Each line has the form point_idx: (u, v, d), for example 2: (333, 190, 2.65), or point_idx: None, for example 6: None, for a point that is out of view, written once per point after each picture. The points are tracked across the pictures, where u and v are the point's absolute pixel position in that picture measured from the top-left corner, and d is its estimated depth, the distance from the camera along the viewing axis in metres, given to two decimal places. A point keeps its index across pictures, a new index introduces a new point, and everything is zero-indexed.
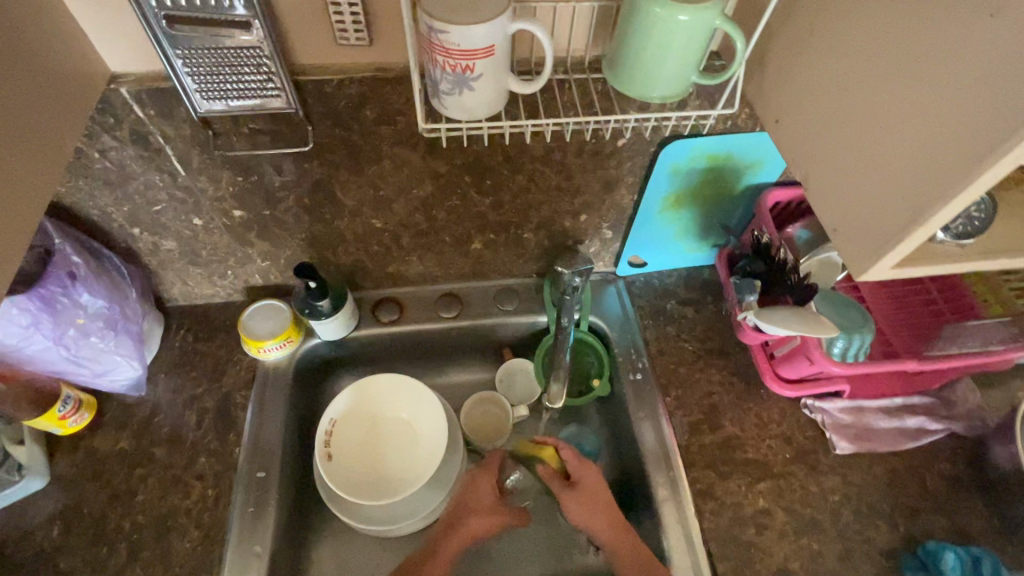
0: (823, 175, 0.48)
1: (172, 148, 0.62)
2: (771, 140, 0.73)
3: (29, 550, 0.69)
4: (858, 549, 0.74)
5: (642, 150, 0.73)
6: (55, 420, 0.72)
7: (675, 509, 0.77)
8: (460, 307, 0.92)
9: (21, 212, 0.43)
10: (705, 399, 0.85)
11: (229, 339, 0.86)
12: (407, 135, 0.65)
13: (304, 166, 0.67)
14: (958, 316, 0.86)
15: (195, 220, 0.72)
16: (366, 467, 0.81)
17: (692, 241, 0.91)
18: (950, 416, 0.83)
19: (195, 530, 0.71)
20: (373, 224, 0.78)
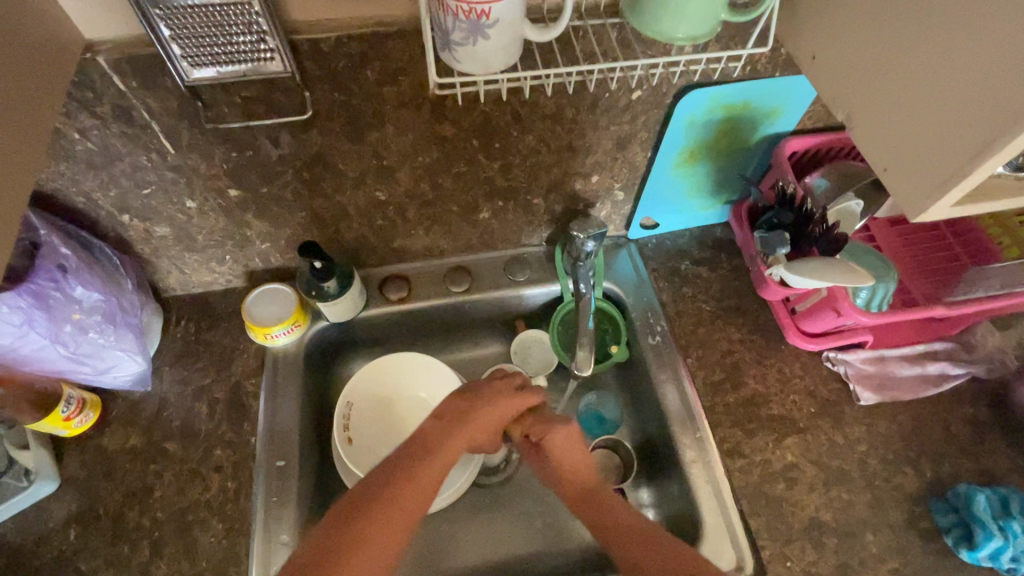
0: (869, 113, 0.45)
1: (158, 123, 0.57)
2: (790, 86, 0.70)
3: (47, 555, 0.67)
4: (887, 497, 0.74)
5: (657, 102, 0.69)
6: (59, 421, 0.69)
7: (704, 469, 0.76)
8: (470, 280, 0.89)
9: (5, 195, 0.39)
10: (726, 358, 0.84)
11: (233, 326, 0.83)
12: (411, 96, 0.61)
13: (302, 137, 0.63)
14: (974, 259, 0.85)
15: (188, 202, 0.68)
16: (386, 448, 0.80)
17: (705, 198, 0.88)
18: (971, 360, 0.82)
19: (218, 523, 0.69)
20: (376, 196, 0.74)
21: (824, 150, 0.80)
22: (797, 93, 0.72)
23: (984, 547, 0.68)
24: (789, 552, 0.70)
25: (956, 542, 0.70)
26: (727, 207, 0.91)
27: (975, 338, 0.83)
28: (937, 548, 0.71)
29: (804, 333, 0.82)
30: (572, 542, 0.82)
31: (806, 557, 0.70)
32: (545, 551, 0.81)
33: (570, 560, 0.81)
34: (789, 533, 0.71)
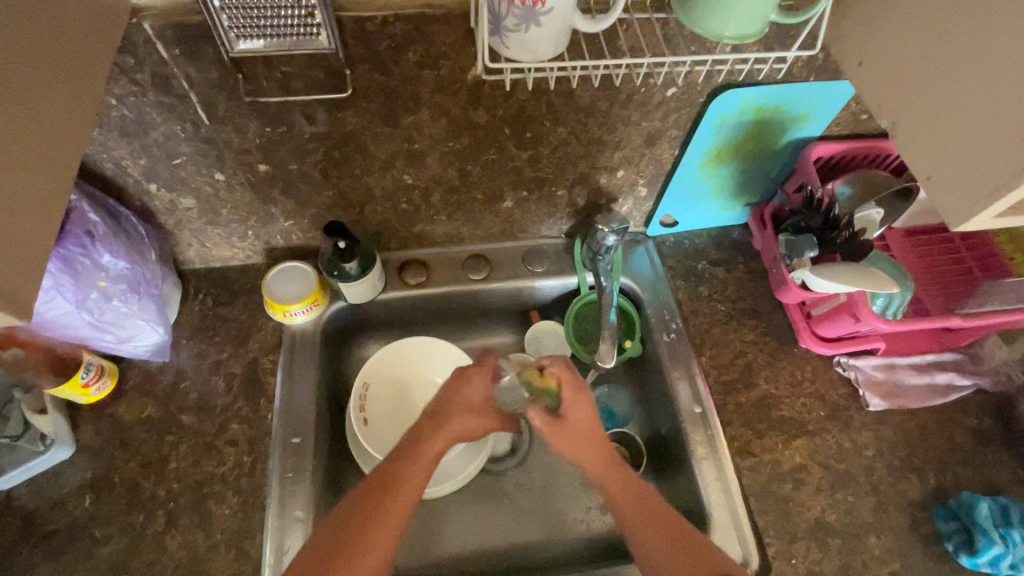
0: (914, 121, 0.46)
1: (197, 93, 0.57)
2: (823, 92, 0.71)
3: (62, 519, 0.67)
4: (892, 502, 0.75)
5: (691, 100, 0.70)
6: (77, 387, 0.69)
7: (714, 466, 0.77)
8: (488, 269, 0.90)
9: (54, 147, 0.37)
10: (739, 358, 0.85)
11: (250, 302, 0.83)
12: (450, 80, 0.61)
13: (337, 115, 0.62)
14: (986, 271, 0.87)
15: (217, 175, 0.68)
16: (400, 431, 0.80)
17: (726, 199, 0.89)
18: (978, 372, 0.84)
19: (233, 497, 0.69)
20: (403, 179, 0.74)
21: (848, 157, 0.81)
22: (829, 99, 0.72)
23: (985, 553, 0.69)
24: (795, 551, 0.72)
25: (956, 548, 0.71)
26: (746, 210, 0.91)
27: (984, 351, 0.84)
28: (938, 554, 0.72)
29: (818, 337, 0.82)
30: (578, 532, 0.83)
31: (810, 556, 0.71)
32: (551, 540, 0.82)
33: (575, 549, 0.82)
34: (795, 532, 0.73)
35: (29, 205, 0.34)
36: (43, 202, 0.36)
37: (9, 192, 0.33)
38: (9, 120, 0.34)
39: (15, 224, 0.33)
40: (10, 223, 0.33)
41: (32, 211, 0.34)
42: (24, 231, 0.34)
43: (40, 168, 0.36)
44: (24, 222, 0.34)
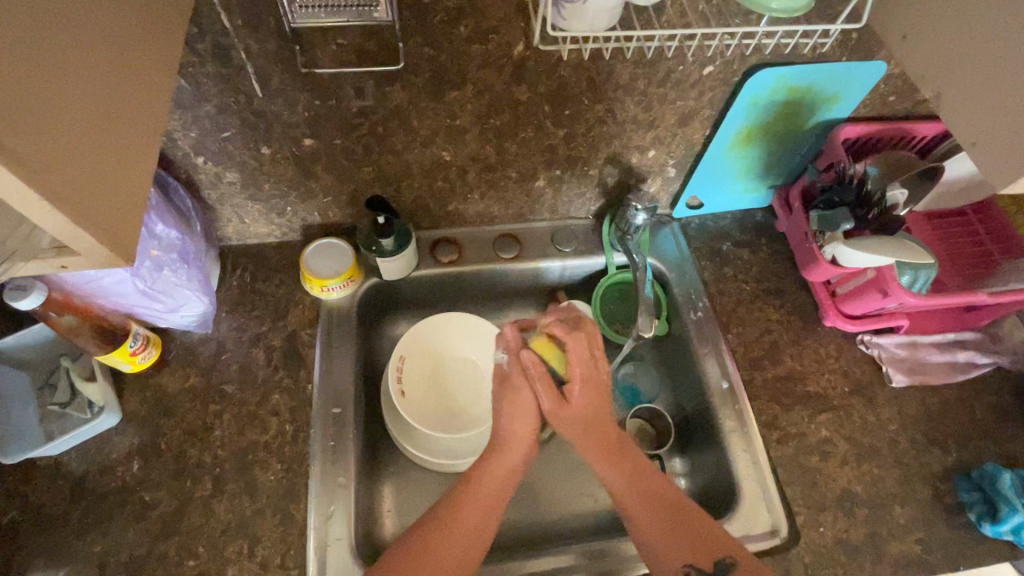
0: (956, 90, 0.47)
1: (253, 64, 0.59)
2: (854, 72, 0.72)
3: (112, 483, 0.69)
4: (915, 473, 0.77)
5: (725, 79, 0.71)
6: (125, 355, 0.71)
7: (742, 439, 0.79)
8: (518, 248, 0.91)
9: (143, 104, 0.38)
10: (764, 336, 0.87)
11: (287, 278, 0.84)
12: (496, 55, 0.63)
13: (385, 89, 0.64)
14: (1004, 253, 0.89)
15: (263, 149, 0.69)
16: (435, 404, 0.82)
17: (752, 181, 0.90)
18: (997, 350, 0.86)
19: (277, 463, 0.71)
20: (442, 156, 0.75)
21: (875, 138, 0.83)
22: (860, 79, 0.74)
23: (1007, 522, 0.71)
24: (822, 519, 0.74)
25: (979, 517, 0.73)
26: (771, 192, 0.93)
27: (1003, 331, 0.86)
28: (960, 523, 0.74)
29: (843, 315, 0.84)
30: (606, 505, 0.85)
31: (838, 525, 0.73)
32: (580, 512, 0.85)
33: (604, 521, 0.84)
34: (822, 502, 0.75)
35: (128, 149, 0.36)
36: (141, 157, 0.37)
37: (114, 137, 0.35)
38: (111, 67, 0.35)
39: (119, 167, 0.35)
40: (114, 166, 0.34)
41: (131, 158, 0.36)
42: (124, 174, 0.35)
43: (134, 117, 0.37)
44: (126, 165, 0.36)
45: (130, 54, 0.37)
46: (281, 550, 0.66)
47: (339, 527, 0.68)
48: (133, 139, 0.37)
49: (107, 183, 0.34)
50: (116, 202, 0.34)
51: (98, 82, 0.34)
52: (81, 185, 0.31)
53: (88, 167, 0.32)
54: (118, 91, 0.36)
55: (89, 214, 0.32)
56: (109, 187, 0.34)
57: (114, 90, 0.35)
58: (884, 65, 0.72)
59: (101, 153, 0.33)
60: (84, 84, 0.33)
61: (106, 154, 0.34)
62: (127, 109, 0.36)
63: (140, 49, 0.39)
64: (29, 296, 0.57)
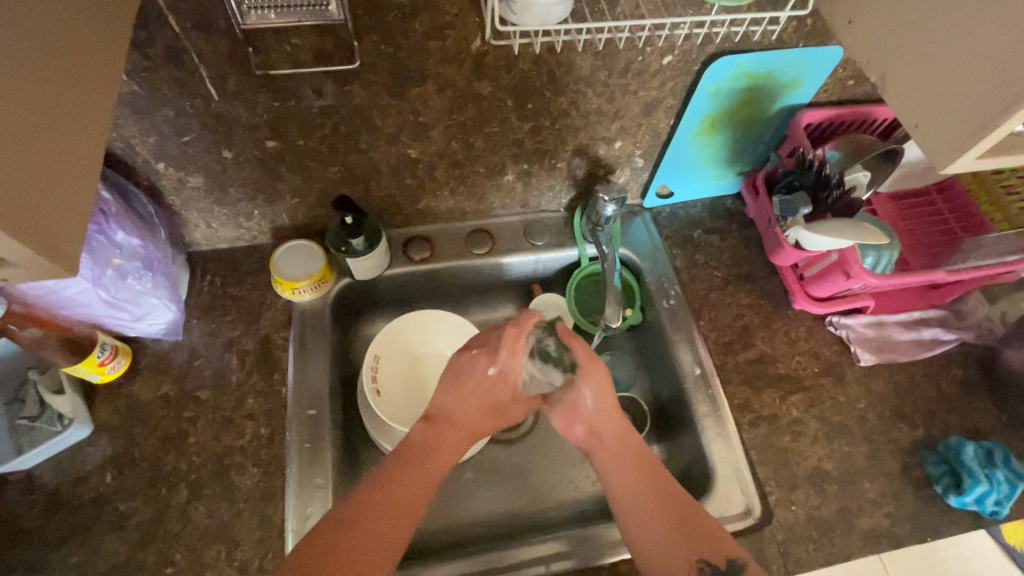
0: (900, 74, 0.49)
1: (207, 67, 0.58)
2: (812, 58, 0.73)
3: (85, 494, 0.68)
4: (884, 449, 0.79)
5: (686, 68, 0.72)
6: (94, 365, 0.70)
7: (716, 423, 0.80)
8: (491, 243, 0.92)
9: (82, 115, 0.37)
10: (736, 321, 0.88)
11: (258, 281, 0.84)
12: (455, 51, 0.63)
13: (345, 88, 0.64)
14: (966, 230, 0.91)
15: (225, 152, 0.69)
16: (412, 401, 0.82)
17: (720, 168, 0.91)
18: (962, 326, 0.88)
19: (254, 467, 0.71)
20: (408, 153, 0.75)
21: (837, 122, 0.84)
22: (818, 64, 0.75)
23: (970, 492, 0.73)
24: (795, 497, 0.75)
25: (945, 489, 0.75)
26: (739, 179, 0.94)
27: (966, 307, 0.89)
28: (928, 496, 0.76)
29: (812, 298, 0.86)
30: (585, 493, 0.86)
31: (810, 502, 0.75)
32: (557, 502, 0.86)
33: (584, 509, 0.85)
34: (795, 481, 0.76)
35: (70, 158, 0.36)
36: (81, 169, 0.36)
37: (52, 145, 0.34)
38: (47, 74, 0.35)
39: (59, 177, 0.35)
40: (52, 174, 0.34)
41: (74, 165, 0.36)
42: (64, 182, 0.35)
43: (74, 123, 0.37)
44: (67, 174, 0.35)
45: (66, 61, 0.37)
46: (259, 554, 0.66)
47: None
48: (75, 147, 0.36)
49: (48, 191, 0.33)
50: (57, 211, 0.34)
51: (33, 91, 0.33)
52: (17, 196, 0.31)
53: (26, 176, 0.32)
54: (57, 98, 0.35)
55: (27, 225, 0.31)
56: (48, 196, 0.33)
57: (53, 98, 0.35)
58: (840, 50, 0.73)
59: (38, 161, 0.33)
60: (18, 92, 0.32)
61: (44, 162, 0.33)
62: (66, 116, 0.36)
63: (78, 55, 0.38)
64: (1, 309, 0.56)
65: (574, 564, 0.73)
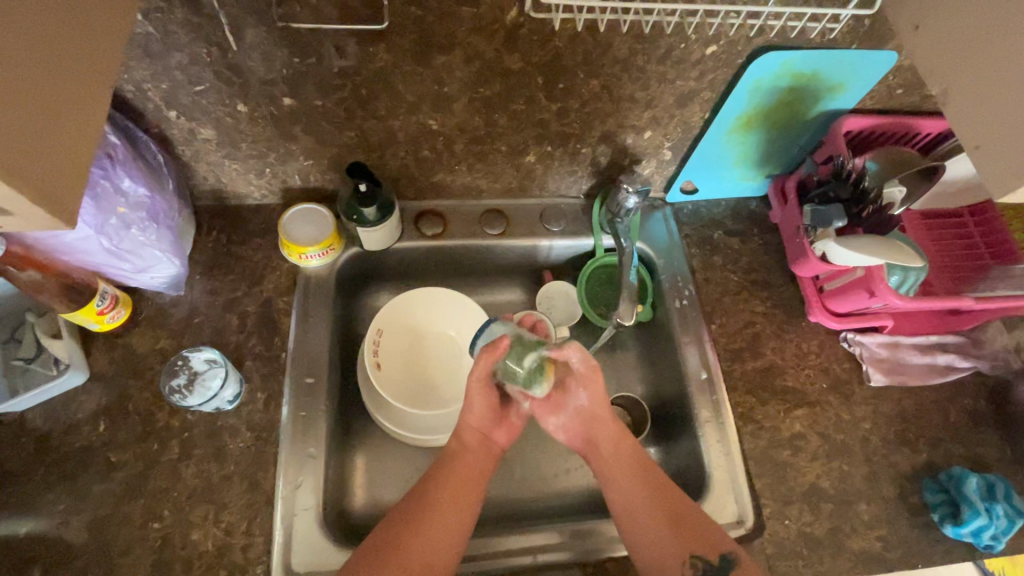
0: (965, 90, 0.44)
1: (226, 14, 0.55)
2: (862, 61, 0.69)
3: (76, 442, 0.68)
4: (883, 472, 0.78)
5: (729, 61, 0.69)
6: (92, 314, 0.69)
7: (716, 429, 0.79)
8: (506, 224, 0.89)
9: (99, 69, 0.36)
10: (748, 327, 0.86)
11: (265, 242, 0.82)
12: (488, 20, 0.59)
13: (368, 50, 0.61)
14: (996, 257, 0.86)
15: (239, 106, 0.66)
16: (412, 377, 0.81)
17: (749, 168, 0.88)
18: (978, 355, 0.85)
19: (247, 431, 0.70)
20: (429, 124, 0.72)
21: (878, 132, 0.80)
22: (869, 68, 0.71)
23: (968, 524, 0.72)
24: (788, 512, 0.74)
25: (941, 518, 0.74)
26: (767, 181, 0.91)
27: (985, 335, 0.85)
28: (923, 523, 0.75)
29: (829, 311, 0.83)
30: (578, 486, 0.85)
31: (803, 518, 0.74)
32: (553, 492, 0.84)
33: (572, 500, 0.84)
34: (789, 496, 0.75)
35: (67, 138, 0.33)
36: (96, 127, 0.35)
37: (35, 124, 0.31)
38: (9, 26, 0.29)
39: (73, 119, 0.34)
40: (27, 160, 0.30)
41: (65, 141, 0.33)
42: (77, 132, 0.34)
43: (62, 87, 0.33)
44: (87, 125, 0.35)
45: (31, 5, 0.31)
46: (246, 517, 0.66)
47: (306, 497, 0.68)
48: (66, 127, 0.33)
49: (55, 133, 0.32)
50: (45, 184, 0.31)
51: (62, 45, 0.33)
52: (46, 154, 0.31)
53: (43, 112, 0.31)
54: (24, 57, 0.30)
55: (45, 182, 0.31)
56: (58, 140, 0.32)
57: (2, 50, 0.28)
58: (892, 57, 0.69)
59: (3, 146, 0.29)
60: (43, 30, 0.32)
61: (20, 131, 0.30)
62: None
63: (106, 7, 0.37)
64: (178, 377, 0.71)
65: (561, 557, 0.71)
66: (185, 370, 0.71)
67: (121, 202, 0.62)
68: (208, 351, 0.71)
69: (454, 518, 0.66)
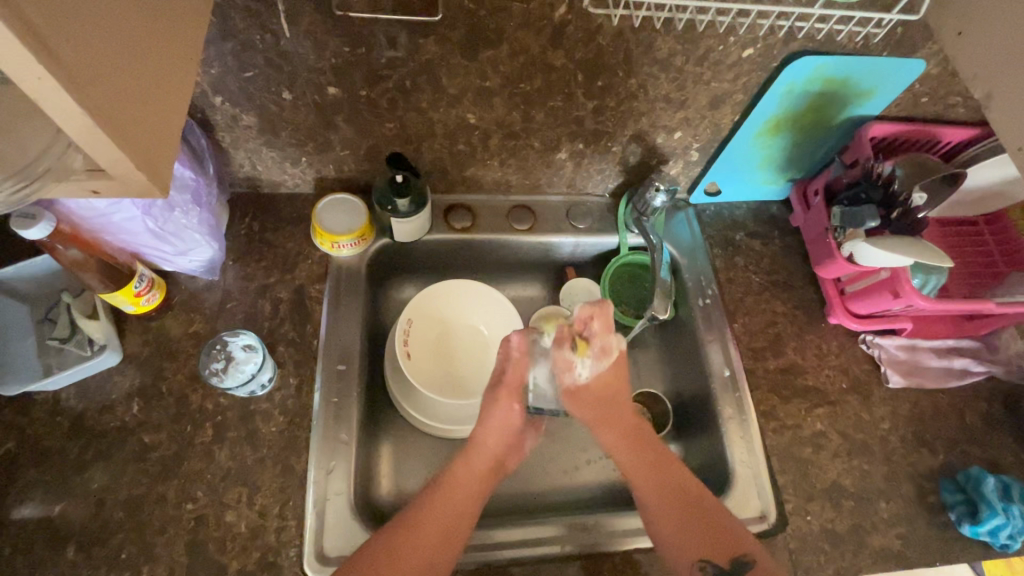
0: (1008, 93, 0.46)
1: (284, 2, 0.56)
2: (893, 69, 0.71)
3: (111, 422, 0.68)
4: (902, 471, 0.79)
5: (764, 64, 0.70)
6: (130, 295, 0.69)
7: (739, 426, 0.81)
8: (533, 220, 0.90)
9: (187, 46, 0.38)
10: (770, 327, 0.87)
11: (296, 231, 0.82)
12: (537, 16, 0.61)
13: (417, 42, 0.62)
14: (1011, 264, 0.88)
15: (285, 94, 0.67)
16: (439, 368, 0.82)
17: (773, 172, 0.90)
18: (992, 360, 0.87)
19: (280, 415, 0.71)
20: (467, 118, 0.73)
21: (901, 139, 0.82)
22: (898, 76, 0.73)
23: (986, 523, 0.73)
24: (810, 508, 0.76)
25: (959, 517, 0.75)
26: (789, 185, 0.93)
27: (1000, 341, 0.87)
28: (941, 522, 0.76)
29: (850, 313, 0.85)
30: (599, 479, 0.86)
31: (825, 514, 0.75)
32: (574, 485, 0.85)
33: (592, 493, 0.85)
34: (811, 492, 0.77)
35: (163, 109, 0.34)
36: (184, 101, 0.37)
37: (143, 94, 0.33)
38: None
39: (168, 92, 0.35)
40: (137, 126, 0.32)
41: (164, 110, 0.34)
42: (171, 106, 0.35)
43: (164, 60, 0.34)
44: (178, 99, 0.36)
45: None
46: (279, 501, 0.66)
47: (338, 482, 0.69)
48: (162, 99, 0.34)
49: (156, 106, 0.34)
50: (148, 152, 0.33)
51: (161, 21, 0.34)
52: (149, 126, 0.33)
53: (147, 84, 0.33)
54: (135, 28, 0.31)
55: (146, 150, 0.33)
56: (158, 111, 0.34)
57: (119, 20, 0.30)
58: (921, 66, 0.71)
59: (117, 108, 0.30)
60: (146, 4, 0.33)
61: (132, 97, 0.31)
62: (78, 27, 0.27)
63: None
64: (216, 360, 0.71)
65: (573, 549, 0.72)
66: (223, 353, 0.71)
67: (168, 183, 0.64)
68: (246, 336, 0.71)
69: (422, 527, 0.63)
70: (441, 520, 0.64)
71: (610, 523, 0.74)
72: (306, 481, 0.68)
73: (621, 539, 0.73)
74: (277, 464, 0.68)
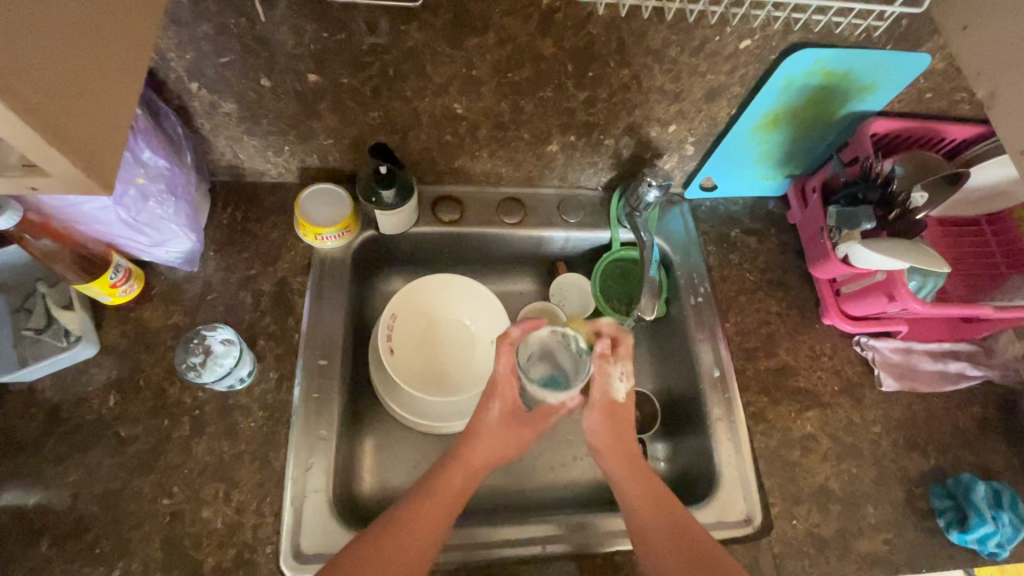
0: (1012, 93, 0.44)
1: None
2: (896, 63, 0.69)
3: (86, 415, 0.67)
4: (891, 475, 0.78)
5: (762, 56, 0.68)
6: (105, 286, 0.67)
7: (728, 428, 0.79)
8: (523, 213, 0.88)
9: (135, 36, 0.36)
10: (762, 327, 0.86)
11: (280, 221, 0.81)
12: (524, 2, 0.58)
13: (399, 28, 0.60)
14: (1011, 266, 0.85)
15: (263, 81, 0.64)
16: (423, 363, 0.81)
17: (771, 168, 0.87)
18: (988, 364, 0.86)
19: (259, 411, 0.70)
20: (454, 108, 0.71)
21: (903, 136, 0.80)
22: (901, 71, 0.70)
23: (974, 531, 0.72)
24: (796, 512, 0.75)
25: (947, 524, 0.74)
26: (787, 181, 0.90)
27: (997, 344, 0.86)
28: (928, 528, 0.76)
29: (844, 314, 0.83)
30: (584, 477, 0.85)
31: (811, 518, 0.74)
32: (560, 483, 0.84)
33: (577, 491, 0.84)
34: (798, 496, 0.76)
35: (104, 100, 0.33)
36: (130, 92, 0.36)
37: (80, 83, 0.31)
38: None
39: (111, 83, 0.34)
40: (71, 118, 0.31)
41: (105, 101, 0.33)
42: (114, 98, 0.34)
43: (105, 52, 0.33)
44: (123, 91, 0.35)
45: None
46: (257, 497, 0.65)
47: (318, 479, 0.68)
48: (103, 91, 0.33)
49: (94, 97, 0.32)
50: (87, 145, 0.32)
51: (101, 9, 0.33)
52: (86, 118, 0.32)
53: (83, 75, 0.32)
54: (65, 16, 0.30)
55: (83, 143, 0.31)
56: (98, 104, 0.33)
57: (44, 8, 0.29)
58: (926, 60, 0.69)
59: (48, 102, 0.29)
60: None
61: (63, 89, 0.30)
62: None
63: None
64: (193, 355, 0.70)
65: (557, 549, 0.71)
66: (201, 347, 0.70)
67: (141, 173, 0.62)
68: (225, 330, 0.70)
69: (412, 531, 0.62)
70: (430, 528, 0.63)
71: (594, 525, 0.73)
72: (284, 478, 0.67)
73: (607, 541, 0.72)
74: (255, 459, 0.67)
